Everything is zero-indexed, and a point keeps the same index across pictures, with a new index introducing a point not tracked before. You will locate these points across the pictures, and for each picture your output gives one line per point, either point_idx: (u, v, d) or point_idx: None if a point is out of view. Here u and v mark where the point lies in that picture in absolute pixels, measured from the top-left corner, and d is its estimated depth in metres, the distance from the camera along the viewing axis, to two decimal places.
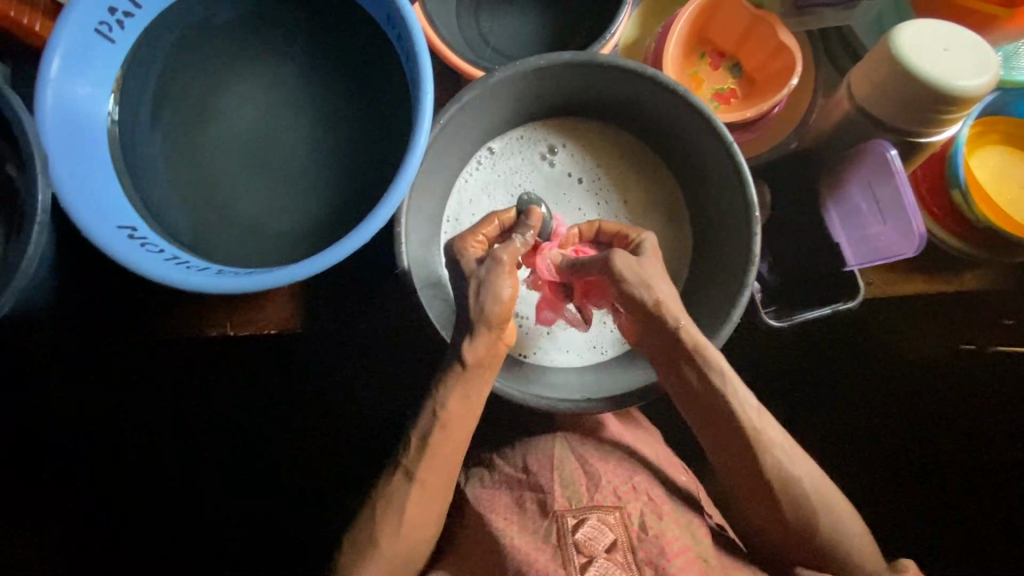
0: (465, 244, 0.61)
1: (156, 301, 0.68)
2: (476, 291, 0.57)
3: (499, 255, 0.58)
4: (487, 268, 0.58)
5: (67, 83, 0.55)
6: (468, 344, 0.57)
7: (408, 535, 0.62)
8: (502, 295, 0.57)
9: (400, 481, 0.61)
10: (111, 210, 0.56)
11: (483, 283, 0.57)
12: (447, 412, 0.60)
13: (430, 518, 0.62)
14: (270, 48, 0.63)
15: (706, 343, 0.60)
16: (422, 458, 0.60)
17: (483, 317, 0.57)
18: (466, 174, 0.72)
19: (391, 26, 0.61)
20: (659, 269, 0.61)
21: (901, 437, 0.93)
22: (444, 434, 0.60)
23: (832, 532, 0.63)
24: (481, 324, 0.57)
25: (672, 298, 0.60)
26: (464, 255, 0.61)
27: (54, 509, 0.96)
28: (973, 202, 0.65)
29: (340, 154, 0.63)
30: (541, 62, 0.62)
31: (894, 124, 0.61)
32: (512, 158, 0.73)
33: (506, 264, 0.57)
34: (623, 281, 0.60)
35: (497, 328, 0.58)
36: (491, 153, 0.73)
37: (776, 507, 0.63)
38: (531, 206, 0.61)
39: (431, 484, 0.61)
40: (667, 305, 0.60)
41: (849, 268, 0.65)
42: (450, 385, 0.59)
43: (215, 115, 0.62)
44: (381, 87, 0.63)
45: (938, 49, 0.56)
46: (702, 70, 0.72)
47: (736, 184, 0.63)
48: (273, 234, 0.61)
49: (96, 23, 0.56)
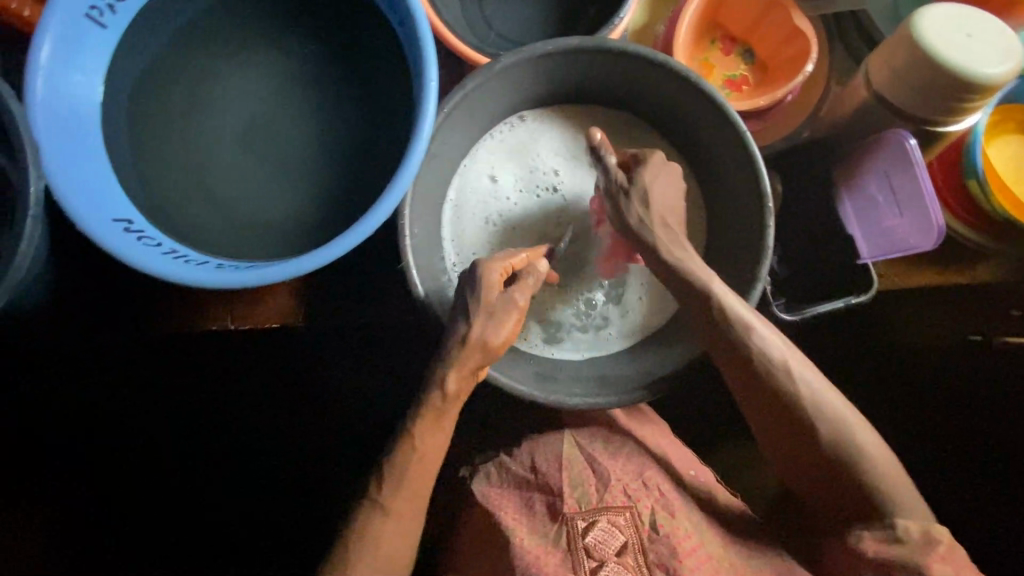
0: (491, 266, 0.58)
1: (153, 297, 0.67)
2: (480, 323, 0.56)
3: (518, 297, 0.58)
4: (503, 302, 0.57)
5: (57, 71, 0.53)
6: (448, 370, 0.56)
7: (379, 547, 0.59)
8: (500, 335, 0.56)
9: (375, 515, 0.60)
10: (104, 203, 0.54)
11: (477, 317, 0.56)
12: (429, 444, 0.59)
13: (403, 541, 0.61)
14: (266, 31, 0.61)
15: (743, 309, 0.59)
16: (401, 491, 0.60)
17: (477, 350, 0.56)
18: (490, 136, 0.70)
19: (392, 12, 0.59)
20: (675, 197, 0.63)
21: (911, 432, 0.92)
22: (420, 461, 0.59)
23: (848, 451, 0.59)
24: (469, 353, 0.56)
25: (671, 239, 0.61)
26: (486, 272, 0.57)
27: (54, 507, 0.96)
28: (990, 190, 0.64)
29: (339, 141, 0.61)
30: (547, 47, 0.60)
31: (912, 113, 0.59)
32: (544, 135, 0.71)
33: (521, 307, 0.58)
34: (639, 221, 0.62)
35: (477, 364, 0.57)
36: (522, 122, 0.71)
37: (782, 422, 0.61)
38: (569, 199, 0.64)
39: (406, 512, 0.60)
40: (666, 247, 0.61)
41: (861, 260, 0.64)
42: (431, 419, 0.58)
43: (208, 100, 0.60)
44: (380, 72, 0.61)
45: (961, 35, 0.54)
46: (713, 56, 0.70)
47: (750, 174, 0.61)
48: (268, 223, 0.60)
49: (86, 8, 0.54)
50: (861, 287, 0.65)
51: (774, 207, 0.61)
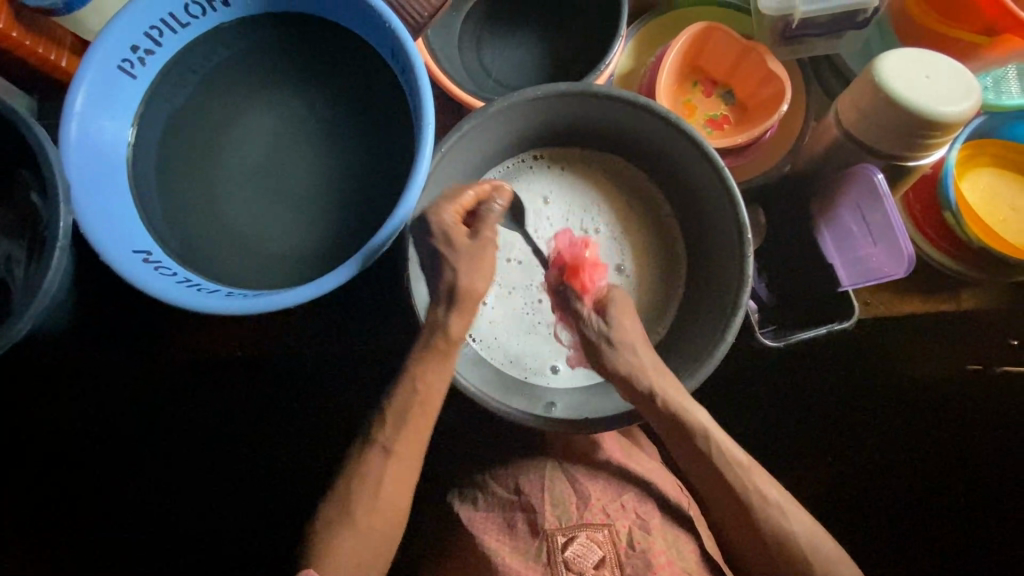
0: (441, 210, 0.60)
1: (162, 316, 0.71)
2: (464, 275, 0.58)
3: (486, 233, 0.60)
4: (477, 243, 0.59)
5: (88, 116, 0.59)
6: (451, 322, 0.59)
7: (375, 500, 0.60)
8: (483, 276, 0.59)
9: (377, 457, 0.60)
10: (127, 234, 0.60)
11: (459, 269, 0.58)
12: (429, 386, 0.60)
13: (399, 499, 0.61)
14: (277, 80, 0.67)
15: (683, 403, 0.61)
16: (403, 436, 0.60)
17: (470, 296, 0.59)
18: (499, 168, 0.75)
19: (394, 61, 0.64)
20: (635, 331, 0.63)
21: (895, 450, 0.95)
22: (424, 409, 0.60)
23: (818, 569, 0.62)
24: (463, 301, 0.59)
25: (652, 367, 0.61)
26: (438, 217, 0.59)
27: (53, 518, 0.97)
28: (964, 221, 0.66)
29: (342, 177, 0.66)
30: (534, 93, 0.65)
31: (881, 149, 0.62)
32: (551, 172, 0.76)
33: (491, 243, 0.60)
34: (601, 346, 0.62)
35: (468, 315, 0.59)
36: (535, 159, 0.76)
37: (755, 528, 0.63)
38: (502, 183, 0.63)
39: (409, 455, 0.61)
40: (644, 375, 0.61)
41: (843, 288, 0.67)
42: (436, 367, 0.59)
43: (223, 143, 0.66)
44: (380, 114, 0.66)
45: (921, 77, 0.58)
46: (695, 97, 0.75)
47: (729, 207, 0.64)
48: (274, 256, 0.64)
49: (119, 61, 0.61)
50: (844, 313, 0.67)
51: (752, 238, 0.64)
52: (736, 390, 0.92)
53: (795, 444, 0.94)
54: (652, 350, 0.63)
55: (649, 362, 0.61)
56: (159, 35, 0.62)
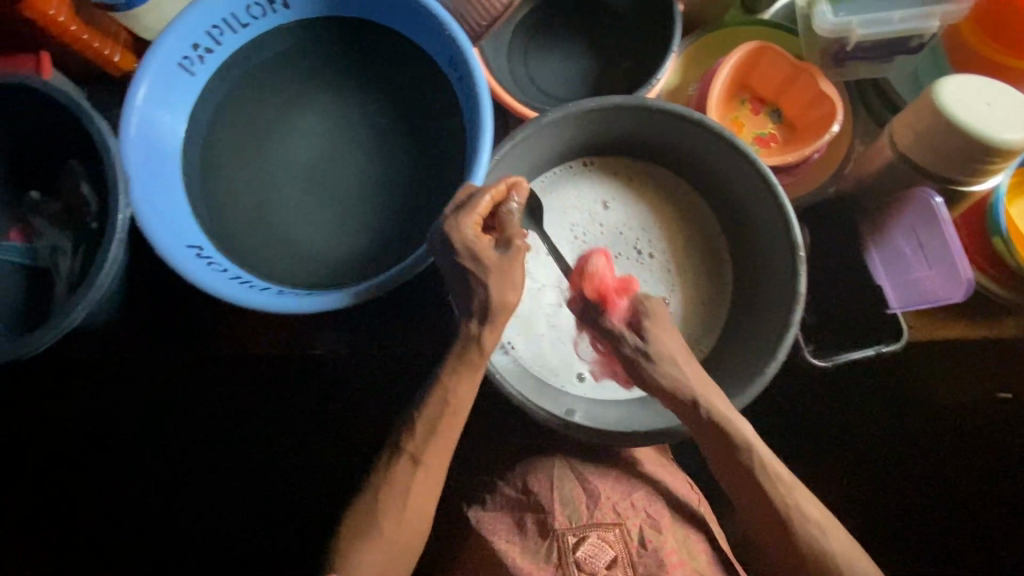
0: (461, 225, 0.56)
1: (201, 313, 0.71)
2: (498, 289, 0.56)
3: (515, 241, 0.56)
4: (505, 256, 0.56)
5: (147, 111, 0.60)
6: (483, 335, 0.57)
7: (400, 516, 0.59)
8: (516, 287, 0.56)
9: (404, 468, 0.59)
10: (181, 232, 0.60)
11: (491, 283, 0.55)
12: (461, 395, 0.59)
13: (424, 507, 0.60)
14: (330, 82, 0.67)
15: (732, 417, 0.59)
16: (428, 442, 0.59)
17: (503, 310, 0.56)
18: (547, 173, 0.75)
19: (452, 68, 0.65)
20: (679, 342, 0.60)
21: (921, 474, 0.94)
22: (451, 416, 0.59)
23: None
24: (497, 315, 0.56)
25: (699, 378, 0.59)
26: (459, 233, 0.55)
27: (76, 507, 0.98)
28: (1014, 247, 0.65)
29: (392, 179, 0.66)
30: (591, 104, 0.65)
31: (937, 172, 0.63)
32: (598, 182, 0.76)
33: (522, 251, 0.56)
34: (645, 363, 0.59)
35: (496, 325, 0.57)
36: (586, 166, 0.76)
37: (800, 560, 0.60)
38: (518, 178, 0.59)
39: (434, 466, 0.60)
40: (692, 387, 0.59)
41: (891, 310, 0.67)
42: (466, 376, 0.58)
43: (275, 142, 0.66)
44: (433, 119, 0.67)
45: (982, 103, 0.58)
46: (743, 114, 0.75)
47: (780, 224, 0.64)
48: (322, 255, 0.64)
49: (179, 58, 0.61)
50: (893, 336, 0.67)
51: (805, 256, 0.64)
52: (766, 408, 0.91)
53: (820, 463, 0.94)
54: (695, 360, 0.61)
55: (692, 369, 0.60)
56: (219, 34, 0.63)
